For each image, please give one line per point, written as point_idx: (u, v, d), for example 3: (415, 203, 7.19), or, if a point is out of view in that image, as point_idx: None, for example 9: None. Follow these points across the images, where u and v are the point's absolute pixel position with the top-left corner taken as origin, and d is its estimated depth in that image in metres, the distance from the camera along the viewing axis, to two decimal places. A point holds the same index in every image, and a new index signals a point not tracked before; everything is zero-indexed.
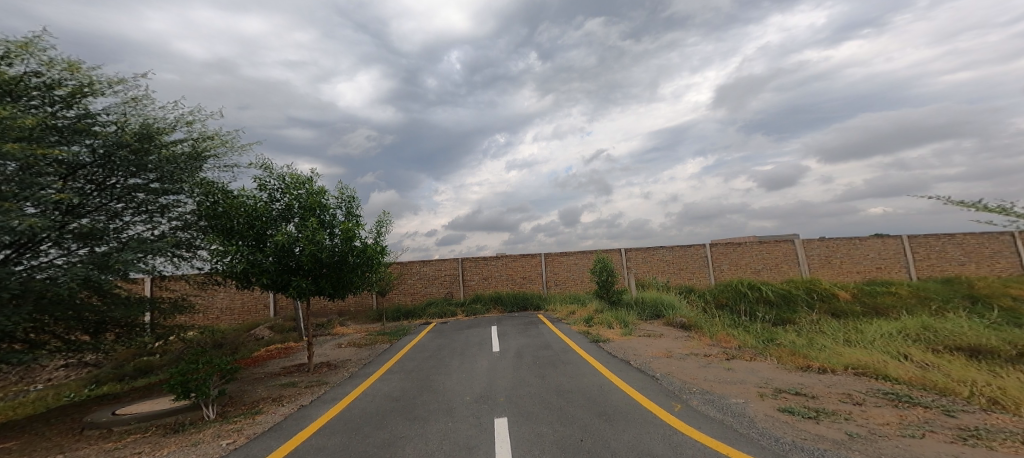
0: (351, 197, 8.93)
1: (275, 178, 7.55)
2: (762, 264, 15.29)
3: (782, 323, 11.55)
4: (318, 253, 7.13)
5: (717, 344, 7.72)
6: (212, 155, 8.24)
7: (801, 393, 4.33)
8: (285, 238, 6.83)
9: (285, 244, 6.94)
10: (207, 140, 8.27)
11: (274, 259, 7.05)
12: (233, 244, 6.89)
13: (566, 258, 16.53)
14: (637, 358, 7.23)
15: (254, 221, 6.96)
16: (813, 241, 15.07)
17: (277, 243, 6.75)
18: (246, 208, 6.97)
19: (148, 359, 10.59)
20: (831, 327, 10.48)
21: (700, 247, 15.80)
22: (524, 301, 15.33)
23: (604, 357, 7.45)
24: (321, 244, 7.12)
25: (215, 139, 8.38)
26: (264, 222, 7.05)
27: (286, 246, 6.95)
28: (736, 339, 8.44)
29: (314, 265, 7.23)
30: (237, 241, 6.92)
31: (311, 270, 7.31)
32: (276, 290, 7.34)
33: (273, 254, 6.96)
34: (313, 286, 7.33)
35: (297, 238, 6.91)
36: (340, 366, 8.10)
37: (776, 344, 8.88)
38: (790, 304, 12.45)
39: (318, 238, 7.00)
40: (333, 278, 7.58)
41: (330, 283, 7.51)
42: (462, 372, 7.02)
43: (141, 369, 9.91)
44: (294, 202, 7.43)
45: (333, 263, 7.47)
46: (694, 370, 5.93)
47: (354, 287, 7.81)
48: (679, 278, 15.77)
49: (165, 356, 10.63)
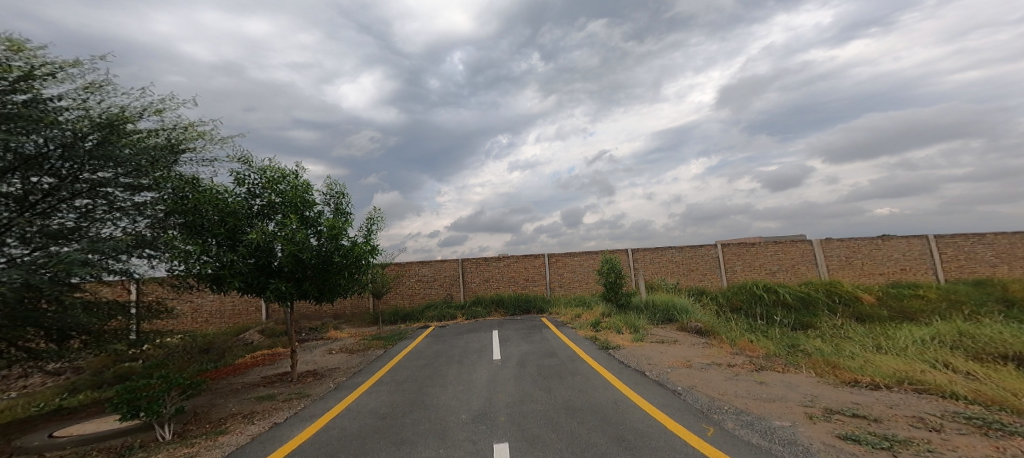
0: (340, 193, 8.29)
1: (254, 172, 6.92)
2: (778, 265, 14.55)
3: (804, 327, 10.83)
4: (300, 254, 6.49)
5: (741, 352, 7.01)
6: (188, 148, 7.64)
7: (860, 414, 3.63)
8: (262, 237, 6.19)
9: (263, 243, 6.27)
10: (182, 132, 7.68)
11: (250, 260, 6.42)
12: (205, 244, 6.24)
13: (570, 259, 15.84)
14: (653, 368, 6.53)
15: (227, 218, 6.31)
16: (832, 241, 14.34)
17: (253, 243, 6.09)
18: (218, 203, 6.32)
19: (130, 365, 9.95)
20: (858, 333, 9.79)
21: (712, 247, 15.09)
22: (527, 304, 14.66)
23: (616, 367, 6.75)
24: (303, 244, 6.47)
25: (191, 131, 7.79)
26: (240, 219, 6.41)
27: (264, 245, 6.31)
28: (759, 346, 7.76)
29: (296, 266, 6.58)
30: (208, 240, 6.28)
31: (292, 271, 6.67)
32: (255, 294, 6.71)
33: (249, 254, 6.31)
34: (295, 289, 6.70)
35: (275, 237, 6.23)
36: (327, 377, 7.41)
37: (802, 352, 8.20)
38: (810, 307, 11.70)
39: (300, 236, 6.37)
40: (319, 281, 6.96)
41: (313, 286, 6.86)
42: (459, 385, 6.35)
43: (121, 376, 9.31)
44: (275, 198, 6.80)
45: (318, 264, 6.84)
46: (722, 383, 5.22)
47: (341, 290, 7.18)
48: (690, 280, 15.04)
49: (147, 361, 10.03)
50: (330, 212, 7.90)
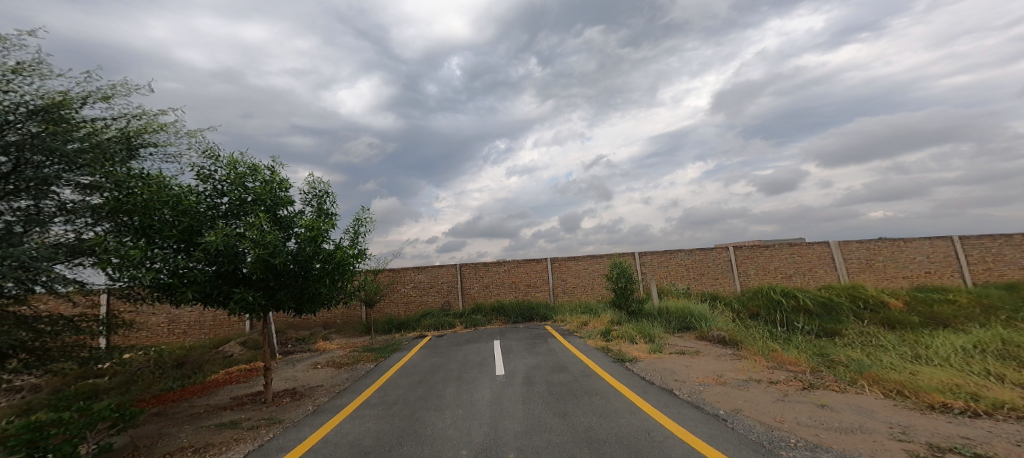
0: (324, 192, 7.45)
1: (219, 167, 6.09)
2: (794, 269, 13.77)
3: (829, 335, 9.98)
4: (270, 259, 5.66)
5: (780, 367, 6.17)
6: (147, 141, 7.02)
7: (980, 454, 2.83)
8: (223, 239, 5.34)
9: (225, 247, 5.42)
10: (141, 123, 7.09)
11: (210, 266, 5.58)
12: (157, 248, 5.44)
13: (574, 263, 15.02)
14: (681, 385, 5.68)
15: (183, 217, 5.48)
16: (851, 244, 13.61)
17: (212, 247, 5.25)
18: (172, 201, 5.48)
19: (94, 382, 9.05)
20: (891, 341, 9.00)
21: (723, 250, 14.31)
22: (529, 311, 13.79)
23: (638, 385, 5.90)
24: (274, 248, 5.64)
25: (151, 122, 7.19)
26: (198, 220, 5.59)
27: (226, 250, 5.46)
28: (795, 358, 6.94)
29: (265, 274, 5.74)
30: (160, 243, 5.46)
31: (261, 279, 5.83)
32: (218, 305, 5.88)
33: (207, 259, 5.46)
34: (265, 300, 5.87)
35: (240, 241, 5.39)
36: (306, 397, 6.51)
37: (839, 361, 7.37)
38: (834, 314, 10.88)
39: (270, 239, 5.56)
40: (294, 290, 6.14)
41: (286, 296, 6.02)
42: (458, 408, 5.51)
43: (84, 394, 8.51)
44: (244, 196, 5.98)
45: (292, 271, 6.02)
46: (773, 406, 4.39)
47: (322, 300, 6.35)
48: (701, 284, 14.24)
49: (115, 377, 9.21)
50: (311, 212, 7.08)
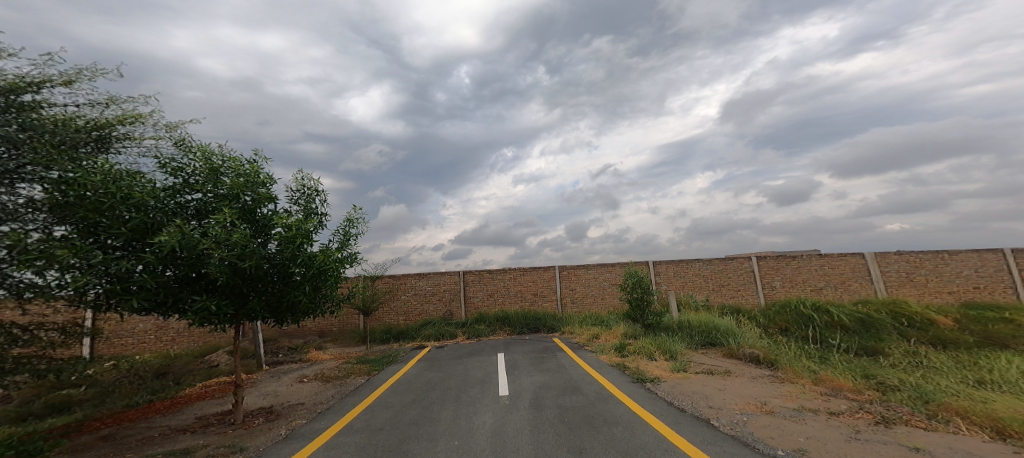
0: (313, 189, 6.69)
1: (190, 158, 5.34)
2: (824, 281, 12.80)
3: (871, 354, 8.97)
4: (238, 263, 4.87)
5: (836, 393, 5.25)
6: (120, 133, 6.28)
7: None
8: (181, 239, 4.56)
9: (183, 248, 4.64)
10: (114, 114, 6.37)
11: (167, 269, 4.79)
12: (103, 248, 4.64)
13: (585, 272, 14.13)
14: (719, 414, 4.78)
15: (137, 214, 4.71)
16: (889, 255, 12.64)
17: (165, 248, 4.47)
18: (125, 194, 4.71)
19: (67, 394, 8.36)
20: (947, 362, 8.03)
21: (746, 260, 13.36)
22: (537, 322, 12.91)
23: (667, 414, 5.01)
24: (243, 250, 4.86)
25: (125, 113, 6.46)
26: (155, 217, 4.83)
27: (185, 250, 4.68)
28: (847, 382, 6.02)
29: (232, 280, 4.97)
30: (108, 243, 4.67)
31: (228, 286, 5.06)
32: (176, 315, 5.07)
33: (160, 262, 4.68)
34: (231, 310, 5.08)
35: (200, 242, 4.61)
36: (281, 419, 5.80)
37: (895, 385, 6.41)
38: (872, 331, 9.90)
39: (239, 240, 4.78)
40: (268, 298, 5.38)
41: (257, 305, 5.26)
42: (453, 438, 4.68)
43: (53, 407, 7.84)
44: (215, 191, 5.23)
45: (265, 276, 5.25)
46: (847, 450, 3.54)
47: (299, 310, 5.58)
48: (720, 296, 13.30)
49: (89, 388, 8.54)
50: (296, 211, 6.32)
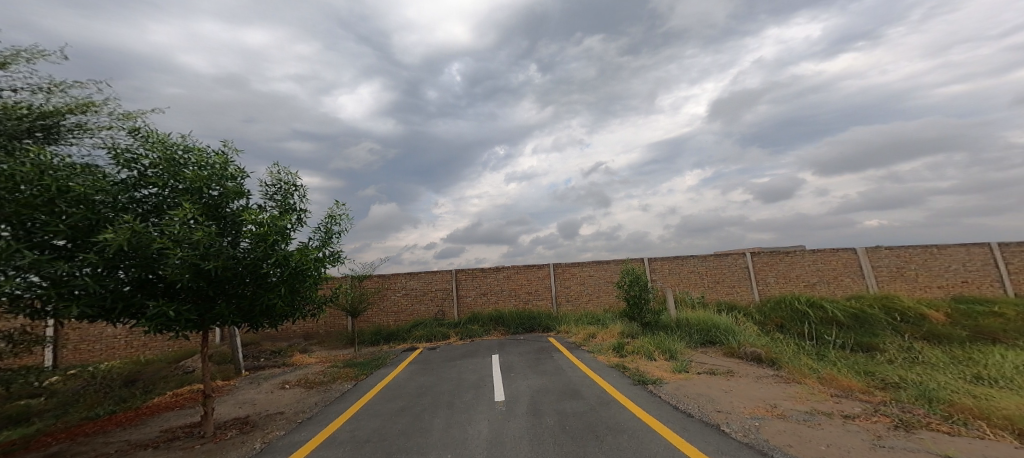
0: (289, 184, 6.30)
1: (146, 150, 4.95)
2: (818, 277, 12.67)
3: (867, 350, 8.81)
4: (199, 263, 4.49)
5: (846, 395, 4.98)
6: (70, 122, 5.98)
7: None
8: (132, 237, 4.15)
9: (135, 249, 4.24)
10: (62, 102, 6.04)
11: (118, 271, 4.37)
12: (41, 249, 4.19)
13: (579, 270, 13.85)
14: (729, 419, 4.49)
15: (83, 211, 4.30)
16: (880, 250, 12.56)
17: (113, 248, 4.07)
18: (68, 188, 4.28)
19: (27, 403, 7.82)
20: (943, 357, 7.86)
21: (740, 256, 13.19)
22: (531, 322, 12.59)
23: (674, 420, 4.72)
24: (205, 248, 4.49)
25: (75, 101, 6.14)
26: (103, 213, 4.41)
27: (138, 250, 4.27)
28: (850, 381, 5.78)
29: (195, 282, 4.60)
30: (47, 243, 4.21)
31: (190, 289, 4.68)
32: (131, 321, 4.65)
33: (109, 263, 4.27)
34: (194, 314, 4.70)
35: (154, 241, 4.23)
36: (255, 431, 5.56)
37: (890, 382, 6.10)
38: (867, 326, 9.74)
39: (200, 238, 4.42)
40: (236, 300, 5.01)
41: (225, 309, 4.90)
42: (446, 451, 4.30)
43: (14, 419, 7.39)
44: (174, 185, 4.84)
45: (232, 277, 4.88)
46: None
47: (272, 313, 5.23)
48: (715, 293, 13.11)
49: (52, 398, 8.08)
50: (271, 207, 5.96)
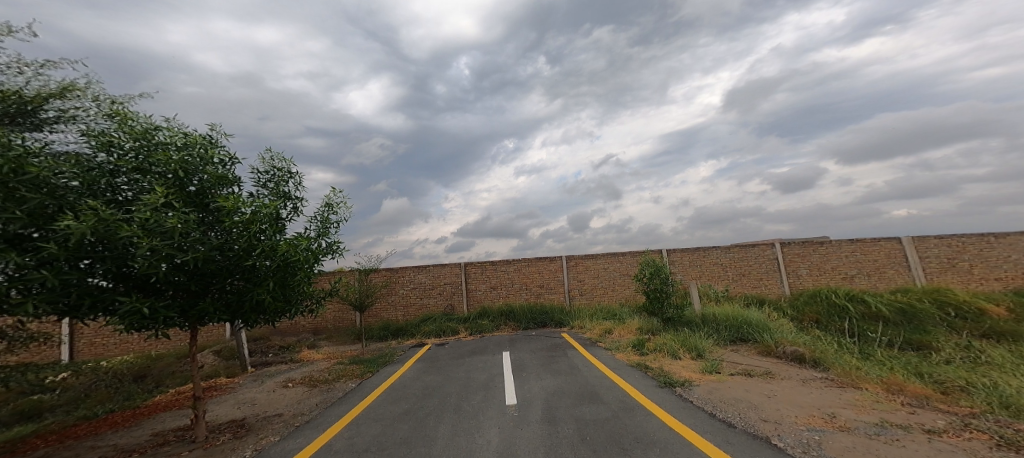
0: (284, 170, 5.86)
1: (120, 131, 4.52)
2: (856, 269, 11.90)
3: (918, 349, 8.10)
4: (176, 254, 4.04)
5: (922, 405, 4.25)
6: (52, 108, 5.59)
7: None
8: (96, 225, 3.70)
9: (101, 239, 3.81)
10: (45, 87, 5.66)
11: (85, 263, 3.94)
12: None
13: (594, 262, 13.23)
14: (781, 432, 3.88)
15: (45, 196, 3.88)
16: (929, 240, 11.77)
17: (75, 237, 3.64)
18: (26, 170, 3.84)
19: (38, 399, 7.55)
20: (1009, 358, 7.14)
21: (768, 247, 12.44)
22: (543, 317, 12.05)
23: (712, 431, 4.11)
24: (181, 238, 4.05)
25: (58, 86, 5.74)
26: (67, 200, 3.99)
27: (105, 240, 3.83)
28: (918, 387, 5.13)
29: (172, 275, 4.15)
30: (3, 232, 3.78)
31: (169, 283, 4.25)
32: (103, 318, 4.22)
33: (73, 255, 3.82)
34: (174, 310, 4.27)
35: (123, 229, 3.79)
36: (250, 436, 5.11)
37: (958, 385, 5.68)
38: (914, 322, 9.02)
39: (173, 227, 3.95)
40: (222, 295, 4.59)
41: (210, 306, 4.46)
42: None
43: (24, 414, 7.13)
44: (151, 169, 4.42)
45: (216, 270, 4.43)
46: None
47: (261, 309, 4.79)
48: (741, 286, 12.39)
49: (63, 395, 7.81)
50: (264, 195, 5.54)
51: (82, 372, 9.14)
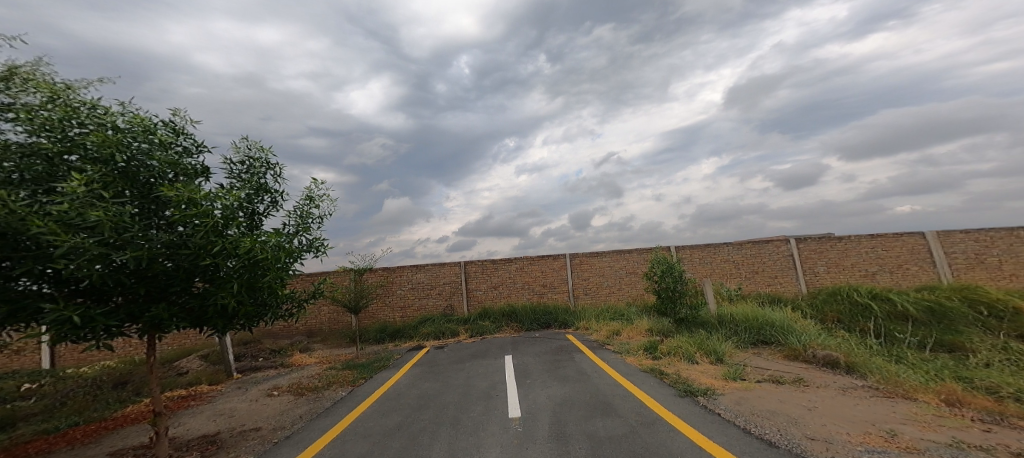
0: (259, 159, 5.30)
1: (60, 112, 3.94)
2: (877, 265, 11.29)
3: (951, 351, 7.52)
4: (110, 253, 3.46)
5: (999, 421, 4.20)
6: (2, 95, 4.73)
7: None
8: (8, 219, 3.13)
9: (22, 236, 3.26)
10: None
11: (8, 264, 3.39)
12: None
13: (598, 260, 12.65)
14: (836, 453, 3.41)
15: None
16: (953, 234, 11.17)
17: None
18: None
19: (10, 408, 6.99)
20: None
21: (783, 243, 11.83)
22: (547, 317, 11.48)
23: (749, 452, 3.54)
24: (117, 234, 3.47)
25: None
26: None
27: (25, 237, 3.27)
28: (990, 403, 4.86)
29: (112, 277, 3.58)
30: None
31: (112, 286, 3.69)
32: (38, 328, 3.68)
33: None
34: (117, 318, 3.71)
35: (42, 225, 3.21)
36: (220, 455, 4.55)
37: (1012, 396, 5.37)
38: (943, 322, 8.44)
39: (104, 221, 3.40)
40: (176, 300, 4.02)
41: (162, 312, 3.89)
42: None
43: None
44: (91, 154, 3.83)
45: (168, 272, 3.86)
46: None
47: (227, 313, 4.23)
48: (754, 284, 11.79)
49: (38, 405, 7.20)
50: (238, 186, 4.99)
51: (60, 379, 8.61)
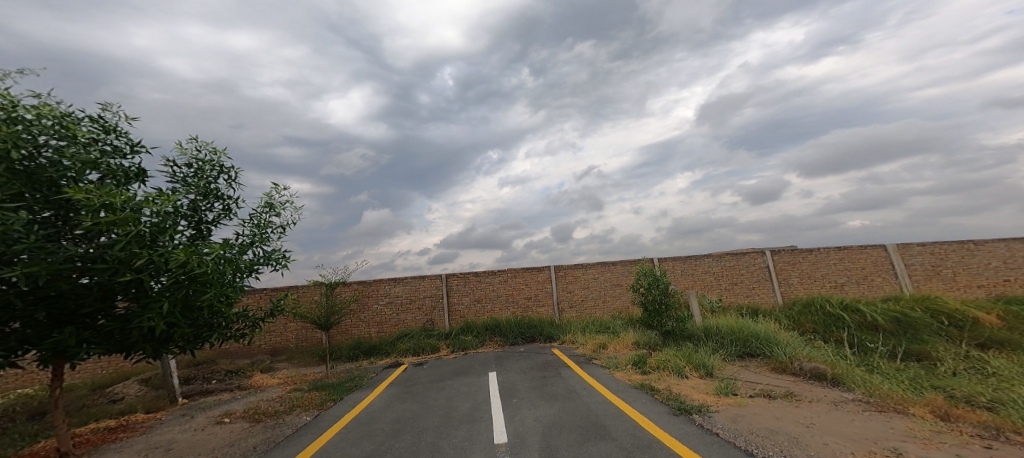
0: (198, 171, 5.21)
1: None
2: (845, 276, 11.47)
3: (919, 360, 7.57)
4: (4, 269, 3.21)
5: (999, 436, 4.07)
6: None
7: None
8: None
9: None
10: None
11: None
12: None
13: (583, 272, 12.45)
14: None
15: None
16: (911, 247, 11.48)
17: None
18: None
19: None
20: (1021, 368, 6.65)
21: (758, 255, 11.91)
22: (531, 330, 11.16)
23: None
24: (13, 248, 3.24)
25: None
26: None
27: None
28: (981, 415, 4.77)
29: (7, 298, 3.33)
30: None
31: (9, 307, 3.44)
32: None
33: None
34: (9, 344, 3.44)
35: None
36: None
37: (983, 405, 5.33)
38: (910, 332, 8.54)
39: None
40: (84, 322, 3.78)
41: (68, 337, 3.64)
42: None
43: None
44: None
45: (77, 290, 3.62)
46: None
47: (148, 336, 3.95)
48: (733, 296, 11.78)
49: None
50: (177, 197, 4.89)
51: None
